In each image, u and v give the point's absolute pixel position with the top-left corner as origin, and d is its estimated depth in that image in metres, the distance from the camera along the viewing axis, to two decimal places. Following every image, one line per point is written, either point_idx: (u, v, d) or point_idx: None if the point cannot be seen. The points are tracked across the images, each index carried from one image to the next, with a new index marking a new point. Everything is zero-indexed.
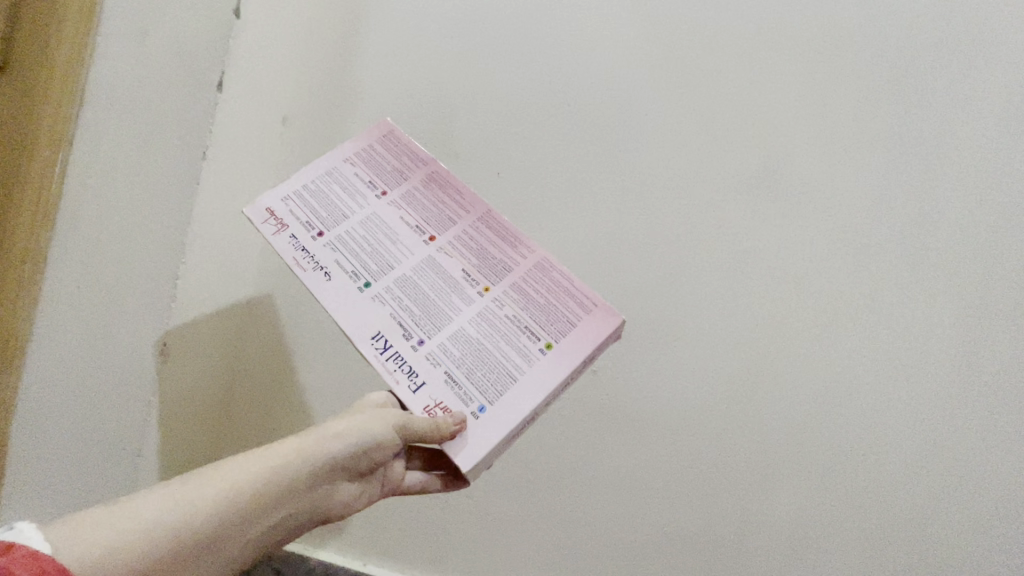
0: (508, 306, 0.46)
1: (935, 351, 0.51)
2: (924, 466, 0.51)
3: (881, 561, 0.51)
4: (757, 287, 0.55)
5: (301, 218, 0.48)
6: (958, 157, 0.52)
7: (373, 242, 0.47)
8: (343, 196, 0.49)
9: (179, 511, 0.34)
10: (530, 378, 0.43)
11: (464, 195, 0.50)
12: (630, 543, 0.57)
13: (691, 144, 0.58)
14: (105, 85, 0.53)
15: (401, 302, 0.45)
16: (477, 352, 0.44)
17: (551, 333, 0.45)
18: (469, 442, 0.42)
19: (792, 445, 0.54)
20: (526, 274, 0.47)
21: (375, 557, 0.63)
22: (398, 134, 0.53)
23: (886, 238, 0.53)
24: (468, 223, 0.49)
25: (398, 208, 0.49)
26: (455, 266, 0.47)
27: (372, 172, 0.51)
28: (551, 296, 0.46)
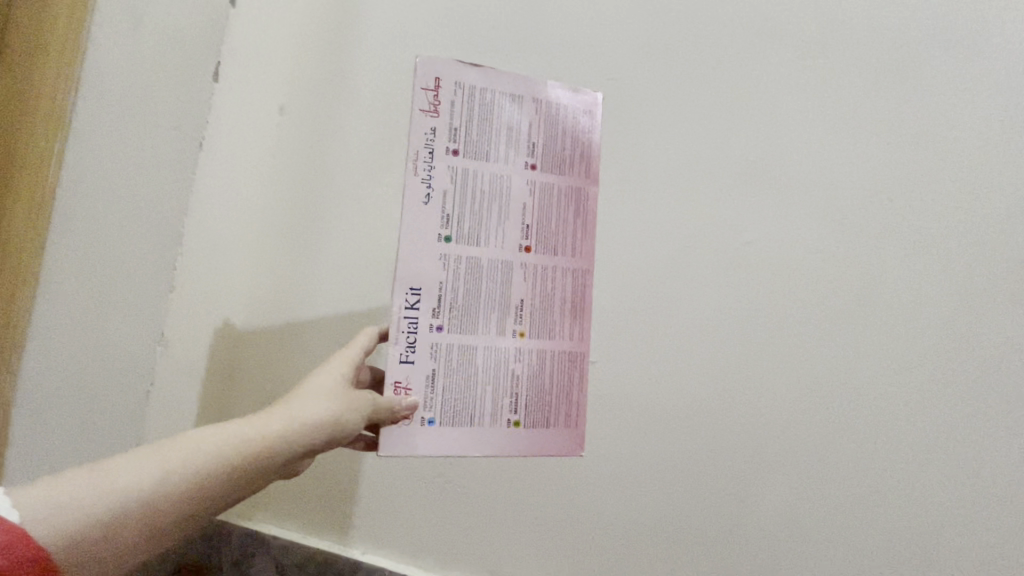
0: (520, 367, 0.47)
1: (936, 342, 0.50)
2: (930, 457, 0.50)
3: (885, 552, 0.50)
4: (756, 274, 0.54)
5: (454, 122, 0.46)
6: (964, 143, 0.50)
7: (484, 205, 0.47)
8: (499, 138, 0.47)
9: (145, 485, 0.33)
10: (480, 431, 0.46)
11: (584, 243, 0.49)
12: (628, 533, 0.56)
13: (688, 134, 0.57)
14: (99, 75, 0.53)
15: (456, 279, 0.46)
16: (463, 377, 0.46)
17: (529, 417, 0.47)
18: (401, 441, 0.44)
19: (793, 436, 0.53)
20: (560, 351, 0.48)
21: (372, 545, 0.63)
22: (591, 121, 0.50)
23: (890, 225, 0.52)
24: (564, 262, 0.48)
25: (527, 194, 0.47)
26: (519, 296, 0.47)
27: (541, 140, 0.48)
28: (555, 390, 0.48)
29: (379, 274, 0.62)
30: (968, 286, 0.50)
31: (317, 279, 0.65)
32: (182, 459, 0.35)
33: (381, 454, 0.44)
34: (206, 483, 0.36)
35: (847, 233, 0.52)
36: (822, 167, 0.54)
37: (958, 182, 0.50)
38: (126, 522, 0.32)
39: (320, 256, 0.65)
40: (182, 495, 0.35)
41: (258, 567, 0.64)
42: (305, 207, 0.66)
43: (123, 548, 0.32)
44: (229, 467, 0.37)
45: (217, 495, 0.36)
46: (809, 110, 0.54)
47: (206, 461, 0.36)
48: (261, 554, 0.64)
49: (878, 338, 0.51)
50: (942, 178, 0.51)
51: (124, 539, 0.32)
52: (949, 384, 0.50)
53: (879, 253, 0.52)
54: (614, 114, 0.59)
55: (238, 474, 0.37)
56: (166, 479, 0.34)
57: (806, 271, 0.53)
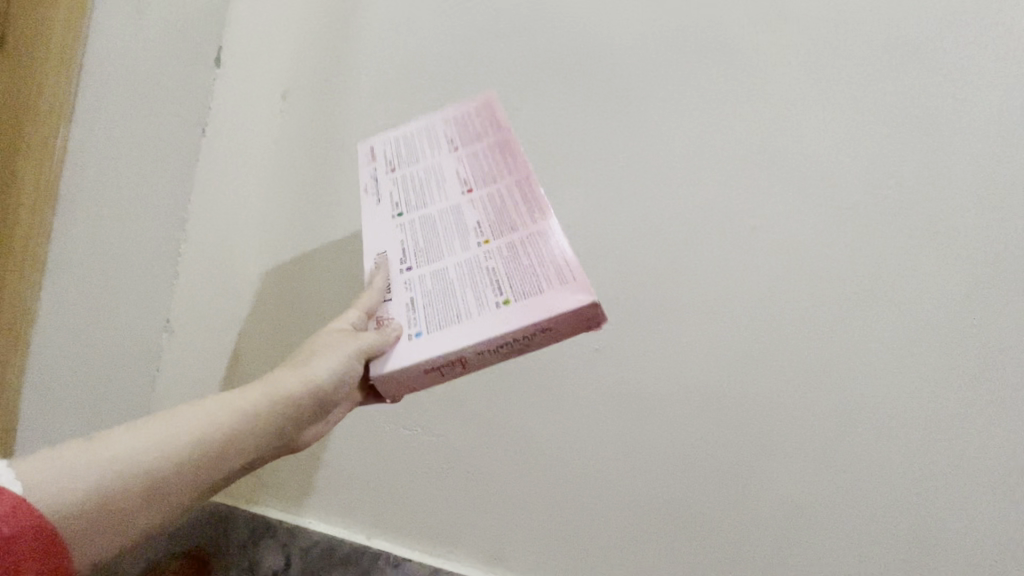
0: (494, 258, 0.43)
1: (943, 332, 0.50)
2: (931, 445, 0.50)
3: (881, 535, 0.51)
4: (761, 263, 0.54)
5: (387, 155, 0.52)
6: (978, 131, 0.49)
7: (424, 182, 0.49)
8: (423, 143, 0.51)
9: (146, 456, 0.34)
10: (472, 322, 0.40)
11: (518, 163, 0.47)
12: (630, 519, 0.57)
13: (695, 120, 0.56)
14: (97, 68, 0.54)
15: (415, 232, 0.46)
16: (442, 289, 0.43)
17: (517, 293, 0.41)
18: (398, 356, 0.41)
19: (794, 423, 0.53)
20: (527, 239, 0.43)
21: (379, 530, 0.63)
22: (495, 104, 0.51)
23: (901, 212, 0.51)
24: (506, 184, 0.46)
25: (460, 163, 0.49)
26: (474, 217, 0.45)
27: (457, 133, 0.51)
28: (535, 264, 0.42)
29: None
30: (980, 277, 0.49)
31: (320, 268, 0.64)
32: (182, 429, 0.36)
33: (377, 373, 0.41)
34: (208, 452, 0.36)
35: (858, 221, 0.52)
36: (834, 151, 0.52)
37: (973, 171, 0.49)
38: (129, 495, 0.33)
39: (321, 244, 0.64)
40: (180, 468, 0.35)
41: (265, 551, 0.64)
42: (311, 194, 0.65)
43: (128, 521, 0.33)
44: (230, 434, 0.37)
45: (220, 463, 0.37)
46: (821, 92, 0.53)
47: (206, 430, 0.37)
48: (269, 539, 0.65)
49: (882, 326, 0.51)
50: (955, 165, 0.50)
51: (127, 512, 0.33)
52: (956, 373, 0.49)
53: (890, 241, 0.51)
54: (621, 99, 0.58)
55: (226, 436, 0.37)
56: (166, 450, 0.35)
57: (812, 258, 0.53)
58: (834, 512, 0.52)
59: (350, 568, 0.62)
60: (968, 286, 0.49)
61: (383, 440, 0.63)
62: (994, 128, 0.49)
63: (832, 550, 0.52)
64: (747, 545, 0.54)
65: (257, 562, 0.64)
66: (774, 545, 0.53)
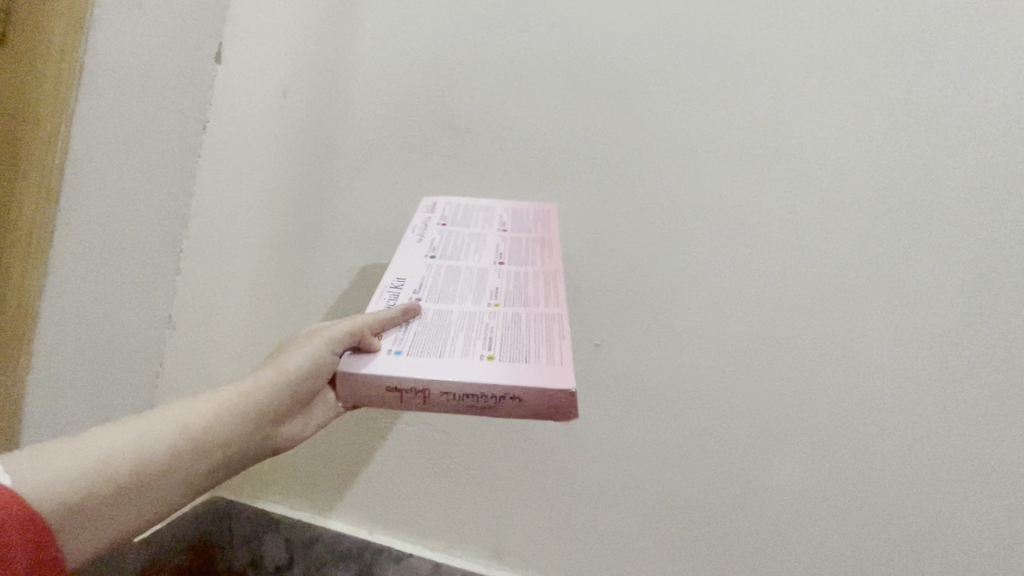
0: (498, 319, 0.40)
1: (941, 326, 0.50)
2: (928, 439, 0.50)
3: (876, 528, 0.51)
4: (758, 258, 0.54)
5: (442, 214, 0.55)
6: (979, 124, 0.49)
7: (463, 244, 0.50)
8: (475, 219, 0.54)
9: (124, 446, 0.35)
10: (450, 362, 0.35)
11: (552, 260, 0.48)
12: (627, 512, 0.57)
13: (692, 114, 0.55)
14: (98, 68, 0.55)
15: (436, 277, 0.45)
16: (437, 324, 0.39)
17: (506, 353, 0.36)
18: (366, 366, 0.36)
19: (792, 418, 0.53)
20: (535, 316, 0.41)
21: (379, 525, 0.64)
22: (552, 216, 0.56)
23: (903, 208, 0.51)
24: (536, 270, 0.46)
25: (501, 241, 0.51)
26: (495, 284, 0.44)
27: (508, 222, 0.54)
28: (535, 336, 0.38)
29: (384, 258, 0.62)
30: (978, 272, 0.49)
31: (323, 266, 0.64)
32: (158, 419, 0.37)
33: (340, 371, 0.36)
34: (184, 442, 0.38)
35: (856, 216, 0.52)
36: (832, 145, 0.52)
37: (978, 167, 0.49)
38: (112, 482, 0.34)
39: (320, 241, 0.64)
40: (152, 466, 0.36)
41: (268, 545, 0.65)
42: (313, 193, 0.65)
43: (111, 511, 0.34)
44: (204, 424, 0.39)
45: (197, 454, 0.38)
46: (824, 87, 0.52)
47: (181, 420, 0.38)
48: (271, 534, 0.65)
49: (880, 320, 0.51)
50: (959, 161, 0.49)
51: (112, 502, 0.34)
52: (952, 367, 0.49)
53: (889, 236, 0.51)
54: (622, 94, 0.57)
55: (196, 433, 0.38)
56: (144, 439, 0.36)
57: (810, 253, 0.53)
58: (830, 504, 0.52)
59: (352, 562, 0.62)
60: (971, 283, 0.49)
61: (385, 436, 0.63)
62: (999, 123, 0.48)
63: (831, 545, 0.52)
64: (743, 536, 0.55)
65: (260, 556, 0.65)
66: (769, 537, 0.54)
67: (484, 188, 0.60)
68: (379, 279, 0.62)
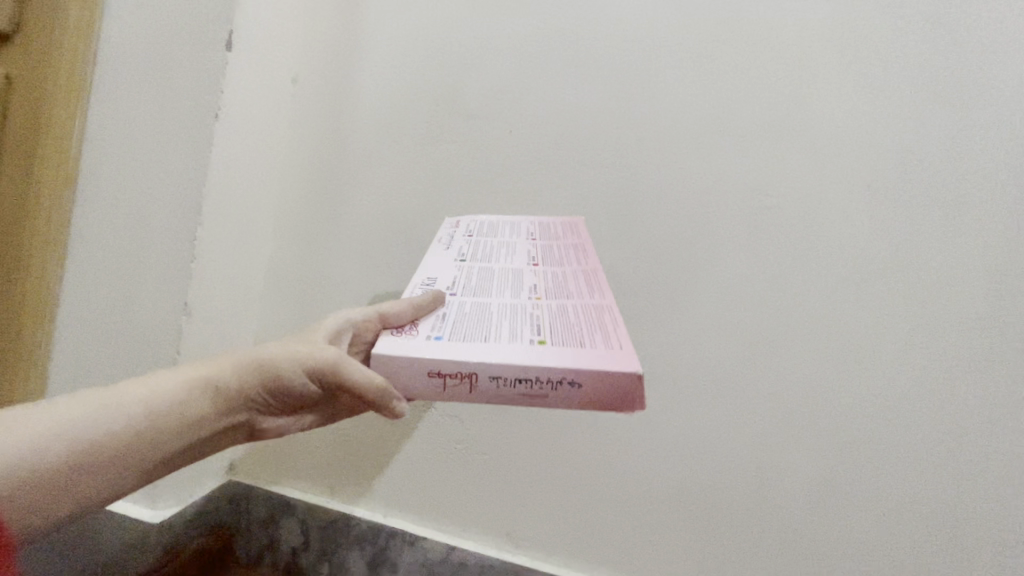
0: (541, 311, 0.38)
1: (956, 308, 0.50)
2: (943, 421, 0.50)
3: (891, 512, 0.51)
4: (774, 238, 0.54)
5: (469, 227, 0.54)
6: (992, 104, 0.49)
7: (492, 250, 0.49)
8: (506, 231, 0.53)
9: (79, 423, 0.35)
10: (499, 347, 0.33)
11: (590, 260, 0.47)
12: (639, 496, 0.57)
13: (706, 95, 0.55)
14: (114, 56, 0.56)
15: (469, 275, 0.44)
16: (478, 315, 0.38)
17: (558, 340, 0.34)
18: (406, 351, 0.34)
19: (807, 400, 0.53)
20: (581, 308, 0.39)
21: (394, 509, 0.64)
22: (582, 225, 0.55)
23: (922, 190, 0.50)
24: (572, 270, 0.45)
25: (532, 246, 0.49)
26: (533, 279, 0.42)
27: (539, 231, 0.53)
28: (584, 325, 0.36)
29: (396, 244, 0.62)
30: (992, 253, 0.49)
31: (338, 254, 0.65)
32: (120, 399, 0.37)
33: (376, 354, 0.34)
34: (151, 420, 0.37)
35: (870, 196, 0.52)
36: (844, 124, 0.52)
37: (998, 148, 0.49)
38: (60, 456, 0.34)
39: (334, 228, 0.65)
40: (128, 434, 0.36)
41: (284, 529, 0.66)
42: (325, 181, 0.65)
43: (55, 488, 0.34)
44: (190, 399, 0.38)
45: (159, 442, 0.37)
46: (840, 68, 0.52)
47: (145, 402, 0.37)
48: (286, 517, 0.66)
49: (895, 301, 0.51)
50: (978, 142, 0.49)
51: (56, 479, 0.34)
52: (967, 349, 0.49)
53: (903, 217, 0.51)
54: (638, 76, 0.57)
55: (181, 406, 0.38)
56: (98, 420, 0.36)
57: (825, 232, 0.52)
58: (843, 487, 0.52)
59: (366, 546, 0.63)
60: (990, 264, 0.49)
61: (400, 421, 0.64)
62: (1017, 104, 0.48)
63: (845, 529, 0.52)
64: (755, 520, 0.54)
65: (276, 539, 0.66)
66: (783, 521, 0.54)
67: (498, 173, 0.60)
68: (392, 264, 0.62)
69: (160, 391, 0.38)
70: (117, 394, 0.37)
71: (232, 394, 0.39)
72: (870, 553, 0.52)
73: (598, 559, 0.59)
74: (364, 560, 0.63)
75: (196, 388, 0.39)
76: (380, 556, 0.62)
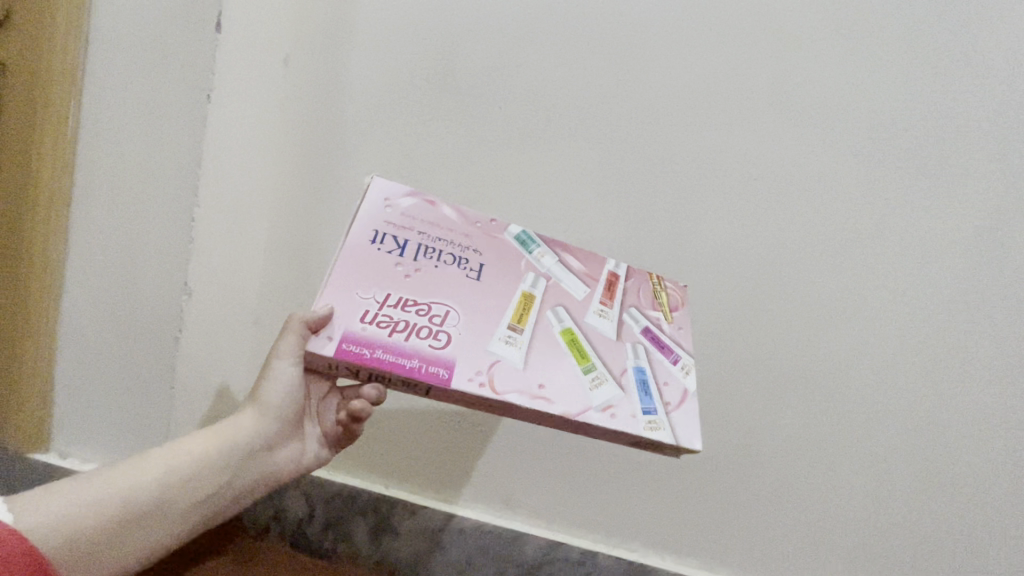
0: None
1: (921, 275, 0.54)
2: (899, 375, 0.56)
3: (851, 457, 0.57)
4: (755, 208, 0.56)
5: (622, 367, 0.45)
6: (962, 83, 0.52)
7: None
8: None
9: (116, 484, 0.42)
10: None
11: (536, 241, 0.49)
12: (632, 460, 0.61)
13: (695, 69, 0.56)
14: (103, 48, 0.62)
15: None
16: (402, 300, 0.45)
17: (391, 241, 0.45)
18: None
19: (781, 360, 0.57)
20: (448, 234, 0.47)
21: (396, 480, 0.67)
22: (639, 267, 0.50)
23: (896, 164, 0.54)
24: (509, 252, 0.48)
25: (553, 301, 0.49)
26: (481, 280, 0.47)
27: None
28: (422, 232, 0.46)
29: None
30: (955, 225, 0.54)
31: (335, 236, 0.65)
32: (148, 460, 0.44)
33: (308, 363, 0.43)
34: (171, 479, 0.44)
35: (848, 170, 0.55)
36: (826, 98, 0.54)
37: (965, 121, 0.53)
38: (103, 514, 0.41)
39: (331, 210, 0.65)
40: (154, 492, 0.43)
41: (289, 501, 0.67)
42: (322, 165, 0.65)
43: (108, 537, 0.41)
44: (195, 459, 0.45)
45: (188, 489, 0.45)
46: (827, 42, 0.54)
47: (167, 461, 0.45)
48: (290, 490, 0.67)
49: (866, 268, 0.55)
50: (953, 120, 0.53)
51: (103, 535, 0.41)
52: (930, 313, 0.55)
53: (877, 190, 0.54)
54: (625, 52, 0.57)
55: (194, 466, 0.45)
56: (125, 485, 0.42)
57: (803, 204, 0.56)
58: (814, 437, 0.58)
59: (369, 515, 0.65)
60: (951, 233, 0.54)
61: (402, 397, 0.65)
62: (981, 82, 0.52)
63: (810, 473, 0.58)
64: (734, 472, 0.59)
65: (281, 511, 0.68)
66: (758, 472, 0.59)
67: (487, 150, 0.61)
68: None
69: (171, 459, 0.45)
70: (134, 466, 0.44)
71: (242, 444, 0.47)
72: (831, 494, 0.58)
73: (592, 522, 0.62)
74: (367, 526, 0.65)
75: (202, 451, 0.46)
76: (383, 524, 0.65)
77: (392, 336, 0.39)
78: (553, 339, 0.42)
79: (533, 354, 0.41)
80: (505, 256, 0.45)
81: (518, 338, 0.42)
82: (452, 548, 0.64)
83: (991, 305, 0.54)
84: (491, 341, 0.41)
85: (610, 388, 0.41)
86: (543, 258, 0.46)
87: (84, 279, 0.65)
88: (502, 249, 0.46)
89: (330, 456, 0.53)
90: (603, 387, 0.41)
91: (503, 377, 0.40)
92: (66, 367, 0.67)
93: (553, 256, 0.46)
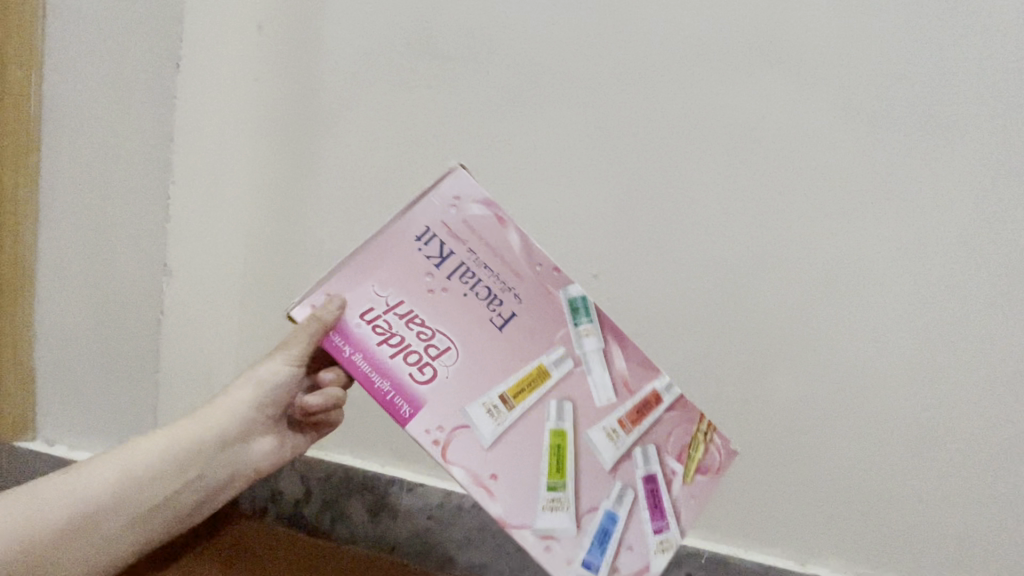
0: None
1: (928, 234, 0.52)
2: (905, 338, 0.54)
3: (856, 424, 0.56)
4: (753, 171, 0.54)
5: None
6: (968, 29, 0.50)
7: None
8: None
9: (72, 488, 0.43)
10: None
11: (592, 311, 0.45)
12: None
13: (688, 23, 0.53)
14: (64, 19, 0.59)
15: None
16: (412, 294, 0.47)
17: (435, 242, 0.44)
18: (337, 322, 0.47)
19: (781, 327, 0.56)
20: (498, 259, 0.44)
21: (392, 459, 0.65)
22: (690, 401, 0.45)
23: (901, 118, 0.51)
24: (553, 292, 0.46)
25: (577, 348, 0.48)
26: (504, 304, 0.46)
27: None
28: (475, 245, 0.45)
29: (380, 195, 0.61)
30: (963, 180, 0.51)
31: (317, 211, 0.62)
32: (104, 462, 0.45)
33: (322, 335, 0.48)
34: (133, 477, 0.45)
35: (848, 128, 0.52)
36: (825, 52, 0.52)
37: (972, 70, 0.50)
38: (58, 520, 0.41)
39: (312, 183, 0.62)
40: (112, 493, 0.44)
41: (285, 481, 0.67)
42: (305, 135, 0.62)
43: (66, 541, 0.42)
44: (158, 456, 0.46)
45: (152, 486, 0.46)
46: None
47: (126, 461, 0.45)
48: (287, 470, 0.67)
49: (870, 229, 0.53)
50: (960, 69, 0.50)
51: (58, 539, 0.41)
52: (937, 273, 0.53)
53: (880, 147, 0.52)
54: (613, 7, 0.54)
55: (157, 464, 0.46)
56: (83, 490, 0.43)
57: (803, 164, 0.53)
58: (817, 405, 0.56)
59: (367, 494, 0.65)
60: (959, 189, 0.51)
61: None
62: (988, 28, 0.49)
63: (813, 442, 0.57)
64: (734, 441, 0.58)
65: (278, 490, 0.67)
66: (759, 441, 0.58)
67: (473, 116, 0.58)
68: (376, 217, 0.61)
69: (133, 457, 0.46)
70: (92, 472, 0.44)
71: (211, 440, 0.48)
72: (836, 462, 0.57)
73: None
74: (365, 505, 0.65)
75: (166, 449, 0.47)
76: (381, 502, 0.64)
77: (379, 346, 0.42)
78: (538, 435, 0.42)
79: (506, 434, 0.42)
80: (543, 316, 0.43)
81: (500, 413, 0.42)
82: (452, 524, 0.63)
83: (1003, 264, 0.51)
84: (473, 403, 0.42)
85: (565, 520, 0.42)
86: (586, 337, 0.43)
87: (60, 264, 0.63)
88: (543, 305, 0.43)
89: (305, 443, 0.55)
90: (556, 512, 0.42)
91: (458, 446, 0.42)
92: (48, 354, 0.65)
93: (598, 341, 0.43)
